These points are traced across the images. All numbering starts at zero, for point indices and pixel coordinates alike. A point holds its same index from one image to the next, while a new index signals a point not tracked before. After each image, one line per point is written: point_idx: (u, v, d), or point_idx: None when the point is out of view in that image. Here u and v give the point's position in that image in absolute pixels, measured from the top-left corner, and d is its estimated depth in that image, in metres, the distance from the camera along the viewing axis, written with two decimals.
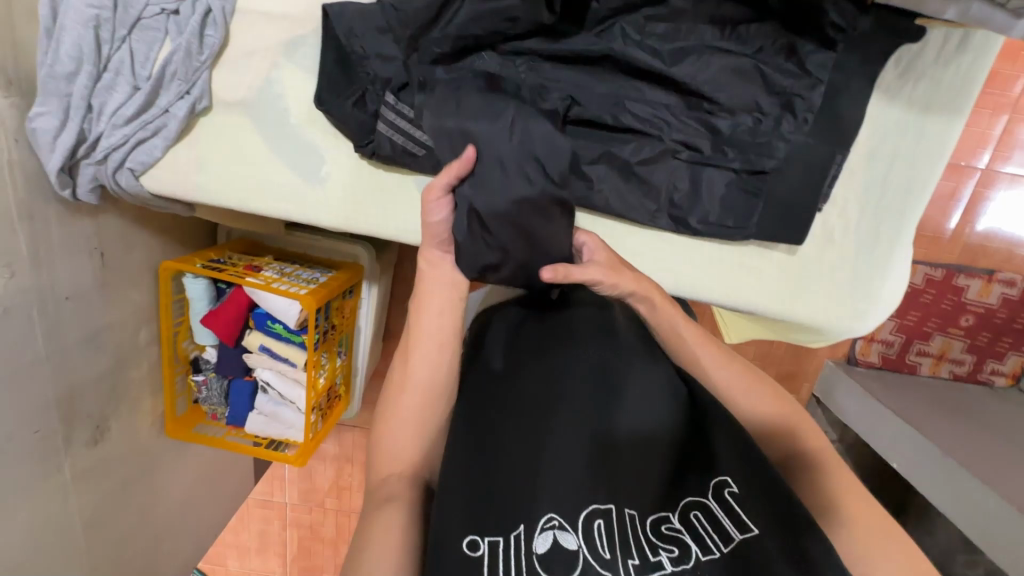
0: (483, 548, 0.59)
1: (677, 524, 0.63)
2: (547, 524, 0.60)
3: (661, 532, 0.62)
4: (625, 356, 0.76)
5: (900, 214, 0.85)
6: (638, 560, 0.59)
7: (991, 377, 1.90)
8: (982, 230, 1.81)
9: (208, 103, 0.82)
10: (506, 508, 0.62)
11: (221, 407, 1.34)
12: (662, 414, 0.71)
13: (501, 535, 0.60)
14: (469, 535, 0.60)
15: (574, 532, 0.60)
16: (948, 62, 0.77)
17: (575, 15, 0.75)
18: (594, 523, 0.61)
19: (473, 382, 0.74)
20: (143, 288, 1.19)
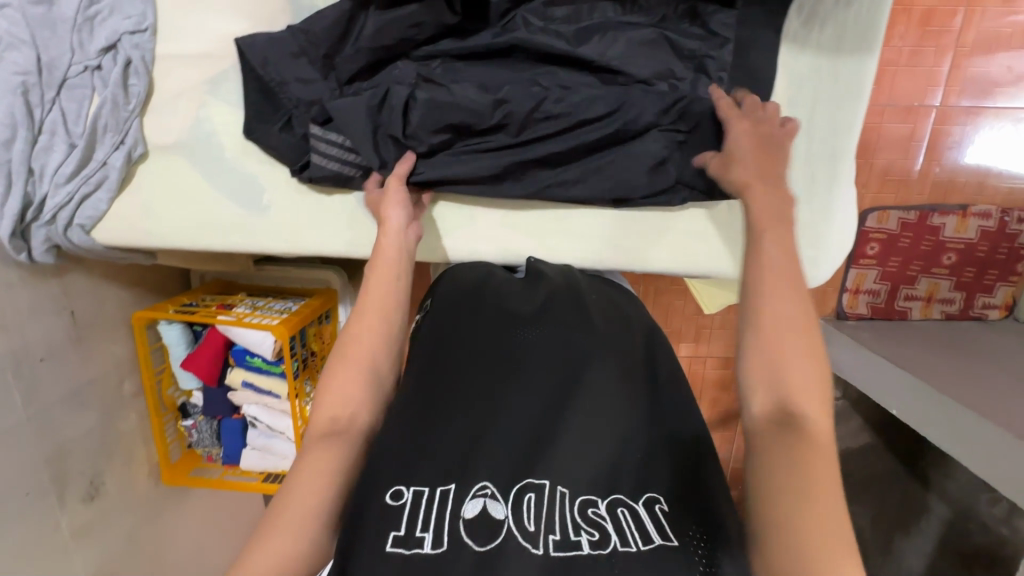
0: (406, 498, 0.62)
1: (603, 511, 0.63)
2: (479, 492, 0.62)
3: (588, 516, 0.62)
4: (591, 352, 0.80)
5: (832, 157, 0.87)
6: (559, 536, 0.59)
7: (984, 311, 1.89)
8: (949, 166, 1.78)
9: (144, 149, 0.85)
10: (439, 465, 0.65)
11: (214, 448, 1.35)
12: (617, 404, 0.74)
13: (427, 488, 0.63)
14: (396, 485, 0.63)
15: (504, 503, 0.62)
16: (850, 2, 0.78)
17: (478, 12, 0.78)
18: (526, 496, 0.63)
19: (439, 362, 0.78)
20: (120, 341, 1.21)
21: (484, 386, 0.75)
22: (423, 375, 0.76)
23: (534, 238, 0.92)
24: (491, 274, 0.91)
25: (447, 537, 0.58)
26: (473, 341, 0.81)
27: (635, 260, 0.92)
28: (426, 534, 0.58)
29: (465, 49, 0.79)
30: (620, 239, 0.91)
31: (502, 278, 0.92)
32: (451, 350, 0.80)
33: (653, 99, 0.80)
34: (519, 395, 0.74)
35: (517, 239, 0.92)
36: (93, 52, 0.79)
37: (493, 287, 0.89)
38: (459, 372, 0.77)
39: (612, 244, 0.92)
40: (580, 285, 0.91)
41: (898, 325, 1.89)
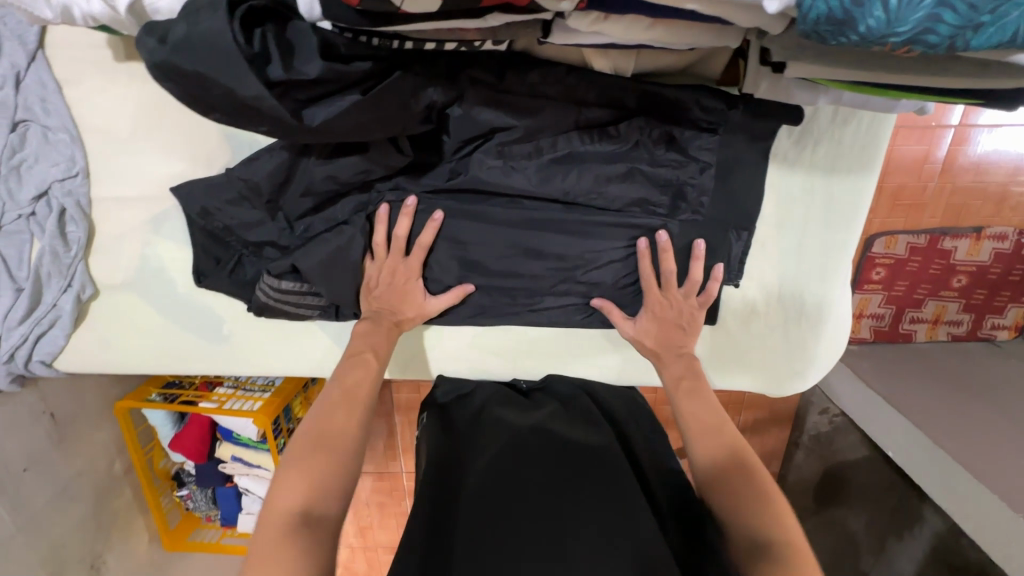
0: None
1: None
2: None
3: None
4: (600, 450, 0.76)
5: (825, 276, 0.79)
6: None
7: (992, 332, 1.79)
8: (967, 187, 1.66)
9: (93, 289, 0.81)
10: None
11: (212, 511, 1.38)
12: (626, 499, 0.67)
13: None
14: None
15: None
16: (847, 120, 0.70)
17: (431, 145, 0.70)
18: None
19: (444, 483, 0.74)
20: (107, 426, 1.22)
21: (496, 494, 0.68)
22: (427, 505, 0.70)
23: (505, 356, 0.89)
24: (487, 399, 0.88)
25: None
26: (479, 456, 0.76)
27: (610, 373, 0.91)
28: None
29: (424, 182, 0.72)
30: (594, 354, 0.89)
31: (499, 405, 0.86)
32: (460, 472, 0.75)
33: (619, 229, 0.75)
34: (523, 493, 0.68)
35: (488, 359, 0.89)
36: (24, 200, 0.74)
37: (494, 410, 0.85)
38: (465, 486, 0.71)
39: (587, 360, 0.89)
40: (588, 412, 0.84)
41: (900, 349, 1.78)
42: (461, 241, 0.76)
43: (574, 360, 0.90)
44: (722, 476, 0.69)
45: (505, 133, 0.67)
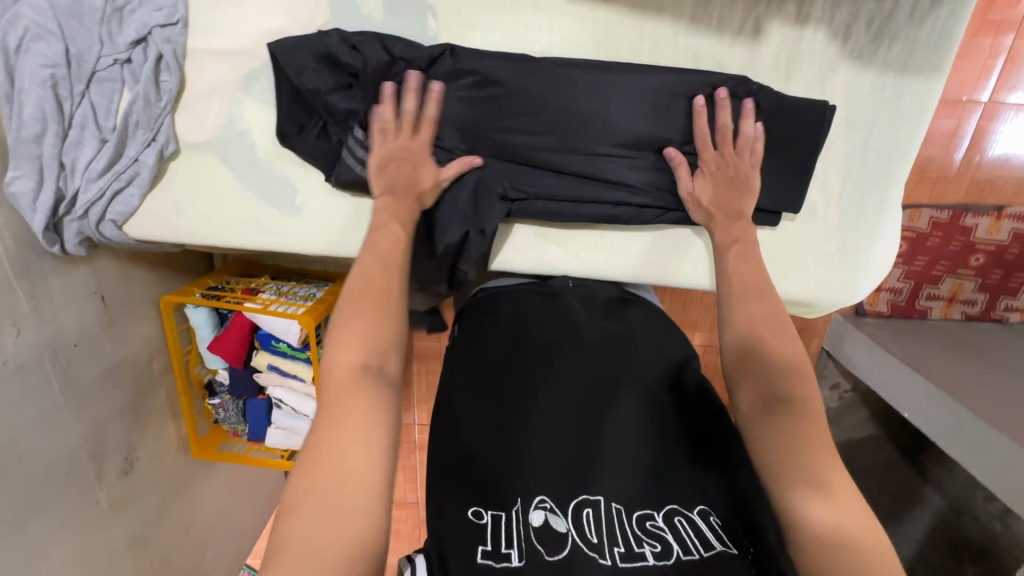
0: (486, 518, 0.62)
1: (660, 523, 0.62)
2: (540, 504, 0.63)
3: (648, 528, 0.62)
4: (618, 353, 0.80)
5: (884, 181, 0.83)
6: (625, 548, 0.59)
7: (1005, 314, 1.80)
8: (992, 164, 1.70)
9: (175, 146, 0.83)
10: (500, 488, 0.64)
11: (240, 425, 1.39)
12: (646, 414, 0.72)
13: (502, 510, 0.62)
14: (473, 506, 0.63)
15: (563, 516, 0.62)
16: (924, 20, 0.74)
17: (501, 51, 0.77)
18: (583, 512, 0.63)
19: (475, 372, 0.77)
20: (149, 322, 1.23)
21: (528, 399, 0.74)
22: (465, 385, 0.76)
23: (567, 251, 0.91)
24: (517, 295, 0.90)
25: (526, 550, 0.58)
26: (512, 356, 0.79)
27: (668, 276, 0.92)
28: (510, 550, 0.59)
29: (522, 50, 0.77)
30: (653, 254, 0.91)
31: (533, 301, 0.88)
32: (496, 363, 0.78)
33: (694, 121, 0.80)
34: (552, 405, 0.73)
35: (552, 254, 0.91)
36: (123, 44, 0.76)
37: (529, 307, 0.88)
38: (503, 383, 0.76)
39: (646, 259, 0.91)
40: (607, 315, 0.87)
41: (915, 324, 1.81)
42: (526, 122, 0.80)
43: (634, 261, 0.91)
44: (751, 365, 0.69)
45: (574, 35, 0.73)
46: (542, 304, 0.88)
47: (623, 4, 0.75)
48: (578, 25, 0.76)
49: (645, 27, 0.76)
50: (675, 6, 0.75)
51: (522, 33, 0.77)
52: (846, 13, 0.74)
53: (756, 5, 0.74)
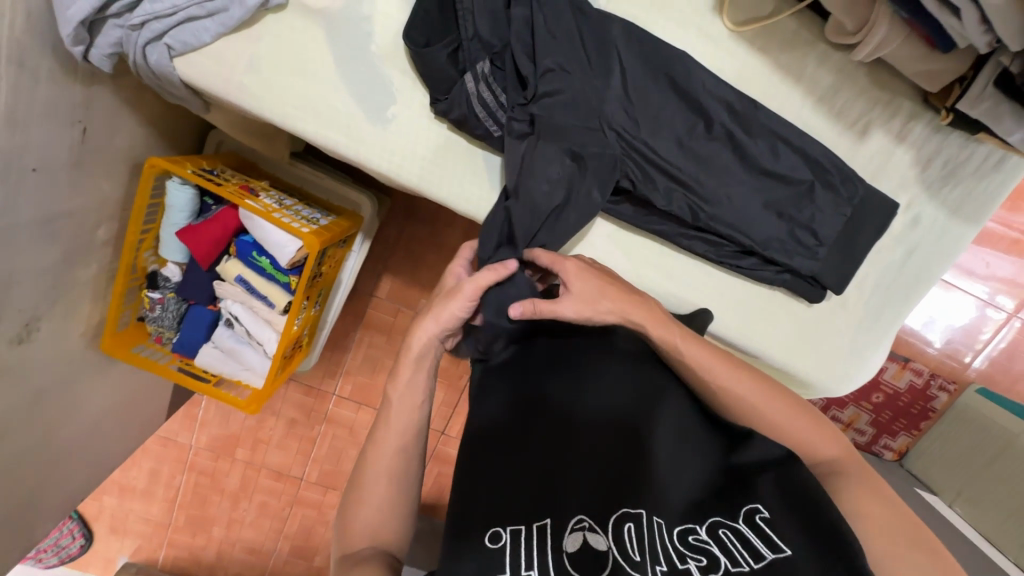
0: (505, 538, 0.59)
1: (704, 535, 0.57)
2: (577, 525, 0.58)
3: (690, 542, 0.57)
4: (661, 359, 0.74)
5: (904, 300, 0.94)
6: (667, 567, 0.54)
7: (882, 450, 2.01)
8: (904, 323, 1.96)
9: (283, 1, 0.74)
10: (534, 505, 0.62)
11: (169, 331, 1.20)
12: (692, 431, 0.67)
13: (525, 525, 0.60)
14: (491, 528, 0.61)
15: (604, 534, 0.57)
16: (982, 177, 0.87)
17: (732, 17, 0.78)
18: (625, 526, 0.57)
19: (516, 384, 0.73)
20: (114, 180, 1.03)
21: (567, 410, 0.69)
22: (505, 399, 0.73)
23: (630, 262, 0.89)
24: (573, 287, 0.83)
25: (554, 568, 0.55)
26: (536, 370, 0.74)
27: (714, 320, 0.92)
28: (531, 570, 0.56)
29: (679, 54, 0.77)
30: (709, 297, 0.91)
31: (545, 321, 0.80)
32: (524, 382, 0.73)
33: (786, 199, 0.84)
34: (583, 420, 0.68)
35: (615, 259, 0.89)
36: None
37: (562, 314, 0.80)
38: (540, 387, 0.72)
39: (699, 299, 0.91)
40: None
41: None
42: (653, 121, 0.79)
43: (689, 294, 0.91)
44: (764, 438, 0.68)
45: (783, 82, 0.81)
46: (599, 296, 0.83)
47: (772, 59, 0.80)
48: (729, 60, 0.79)
49: (781, 86, 0.81)
50: (811, 81, 0.81)
51: (678, 43, 0.78)
52: (931, 147, 0.85)
53: (871, 111, 0.83)
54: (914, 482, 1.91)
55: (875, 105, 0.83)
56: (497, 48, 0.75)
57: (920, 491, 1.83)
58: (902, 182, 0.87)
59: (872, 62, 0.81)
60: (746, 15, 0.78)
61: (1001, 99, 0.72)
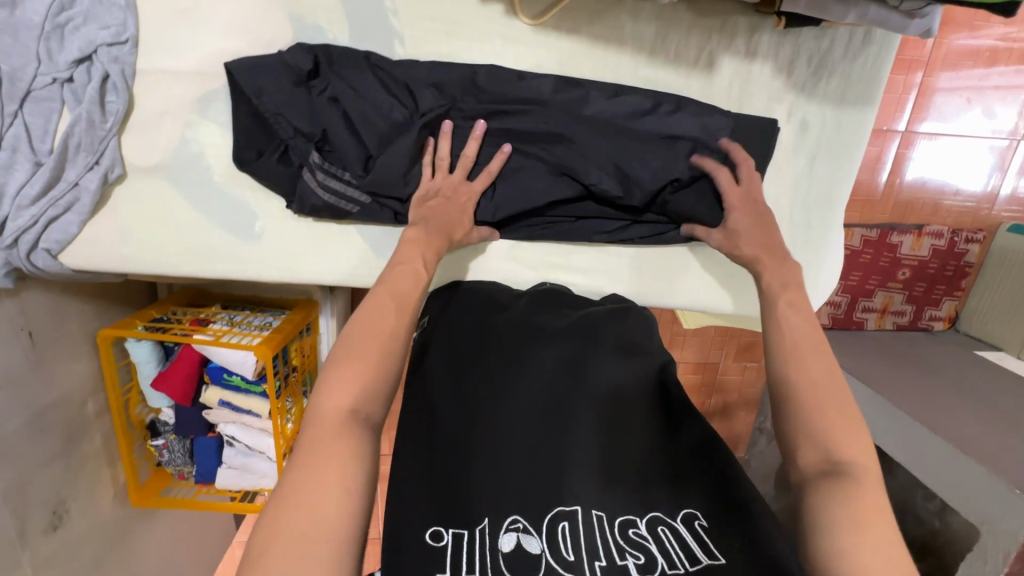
0: (447, 538, 0.57)
1: (644, 530, 0.60)
2: (512, 525, 0.59)
3: (630, 537, 0.59)
4: (598, 352, 0.79)
5: (828, 204, 0.90)
6: (605, 562, 0.56)
7: (930, 323, 1.81)
8: (913, 179, 1.69)
9: (121, 170, 0.78)
10: (470, 501, 0.61)
11: (186, 467, 1.29)
12: (631, 420, 0.72)
13: (466, 528, 0.58)
14: (434, 527, 0.58)
15: (538, 536, 0.58)
16: (856, 56, 0.81)
17: (529, 13, 0.76)
18: (560, 524, 0.60)
19: (459, 378, 0.74)
20: (82, 359, 1.13)
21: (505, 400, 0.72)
22: (447, 380, 0.74)
23: (537, 269, 0.91)
24: (495, 295, 0.87)
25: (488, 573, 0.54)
26: (469, 357, 0.76)
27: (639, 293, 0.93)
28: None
29: (493, 70, 0.77)
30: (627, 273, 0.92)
31: (461, 330, 0.80)
32: (452, 378, 0.74)
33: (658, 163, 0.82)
34: (519, 411, 0.71)
35: (524, 274, 0.91)
36: (63, 63, 0.71)
37: (492, 310, 0.84)
38: (477, 377, 0.74)
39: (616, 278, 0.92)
40: (571, 302, 0.87)
41: (856, 337, 1.76)
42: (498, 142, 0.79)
43: (603, 279, 0.92)
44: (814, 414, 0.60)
45: (609, 51, 0.79)
46: (528, 298, 0.87)
47: (587, 35, 0.78)
48: (545, 54, 0.78)
49: (607, 56, 0.79)
50: (635, 38, 0.78)
51: (488, 61, 0.78)
52: (789, 50, 0.80)
53: (710, 40, 0.79)
54: (972, 344, 1.77)
55: (711, 34, 0.79)
56: (318, 132, 0.76)
57: (978, 353, 1.71)
58: (776, 94, 0.82)
59: None
60: (540, 6, 0.76)
61: None
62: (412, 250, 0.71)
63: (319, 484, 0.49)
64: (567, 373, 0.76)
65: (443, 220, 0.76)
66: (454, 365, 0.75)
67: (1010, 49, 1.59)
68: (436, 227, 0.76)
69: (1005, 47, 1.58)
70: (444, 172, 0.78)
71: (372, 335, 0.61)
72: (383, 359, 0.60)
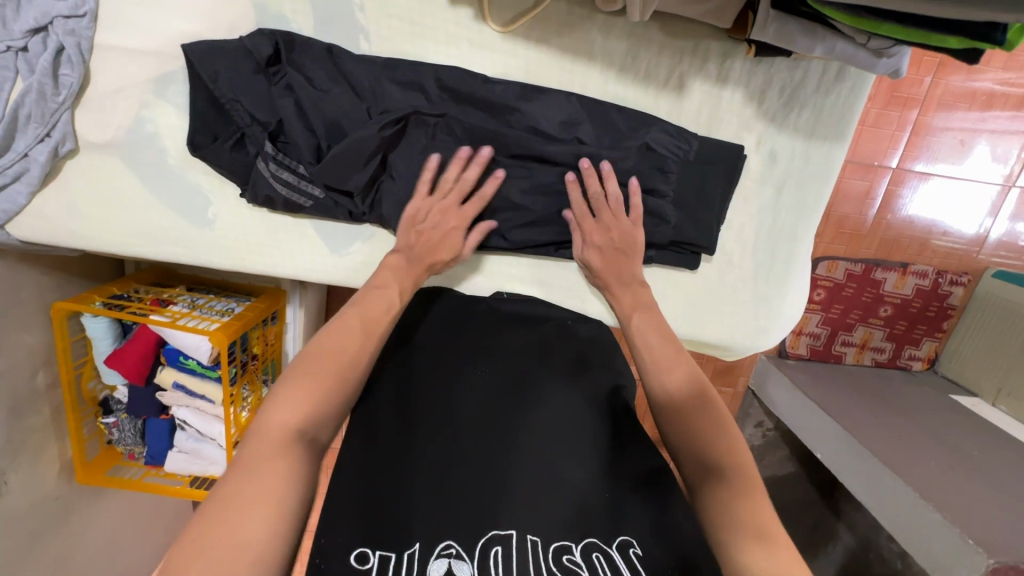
0: (373, 561, 0.53)
1: (578, 557, 0.55)
2: (443, 551, 0.55)
3: (563, 564, 0.54)
4: (549, 370, 0.76)
5: (794, 236, 0.88)
6: None
7: (909, 362, 1.79)
8: (904, 215, 1.67)
9: (73, 145, 0.77)
10: (397, 519, 0.57)
11: (137, 447, 1.27)
12: (578, 440, 0.68)
13: (393, 551, 0.54)
14: (360, 547, 0.53)
15: (469, 562, 0.54)
16: (829, 91, 0.80)
17: (498, 19, 0.75)
18: (492, 550, 0.55)
19: (397, 388, 0.71)
20: (35, 330, 1.11)
21: (443, 416, 0.68)
22: (385, 388, 0.70)
23: (492, 278, 0.89)
24: (452, 307, 0.84)
25: None
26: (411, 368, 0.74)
27: (596, 310, 0.91)
28: None
29: (457, 73, 0.76)
30: (585, 290, 0.90)
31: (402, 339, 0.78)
32: (390, 387, 0.71)
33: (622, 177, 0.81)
34: (458, 427, 0.67)
35: (479, 282, 0.89)
36: (18, 31, 0.70)
37: (444, 323, 0.81)
38: (416, 389, 0.71)
39: (573, 294, 0.90)
40: (522, 320, 0.84)
41: (833, 370, 1.74)
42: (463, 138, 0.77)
43: (560, 295, 0.91)
44: (688, 415, 0.64)
45: (576, 65, 0.78)
46: (483, 311, 0.84)
47: (555, 47, 0.77)
48: (512, 62, 0.77)
49: (575, 70, 0.78)
50: (605, 54, 0.77)
51: (454, 64, 0.77)
52: (761, 78, 0.79)
53: (680, 63, 0.78)
54: (948, 388, 1.75)
55: (681, 56, 0.78)
56: (274, 121, 0.75)
57: (954, 397, 1.69)
58: (745, 123, 0.81)
59: (660, 16, 0.75)
60: (510, 13, 0.75)
61: (784, 20, 0.65)
62: (390, 276, 0.73)
63: (254, 500, 0.48)
64: (513, 391, 0.73)
65: (428, 246, 0.77)
66: (404, 380, 0.72)
67: (1007, 94, 1.57)
68: (419, 254, 0.77)
69: (1004, 91, 1.56)
70: (439, 196, 0.77)
71: (318, 349, 0.61)
72: (337, 376, 0.59)
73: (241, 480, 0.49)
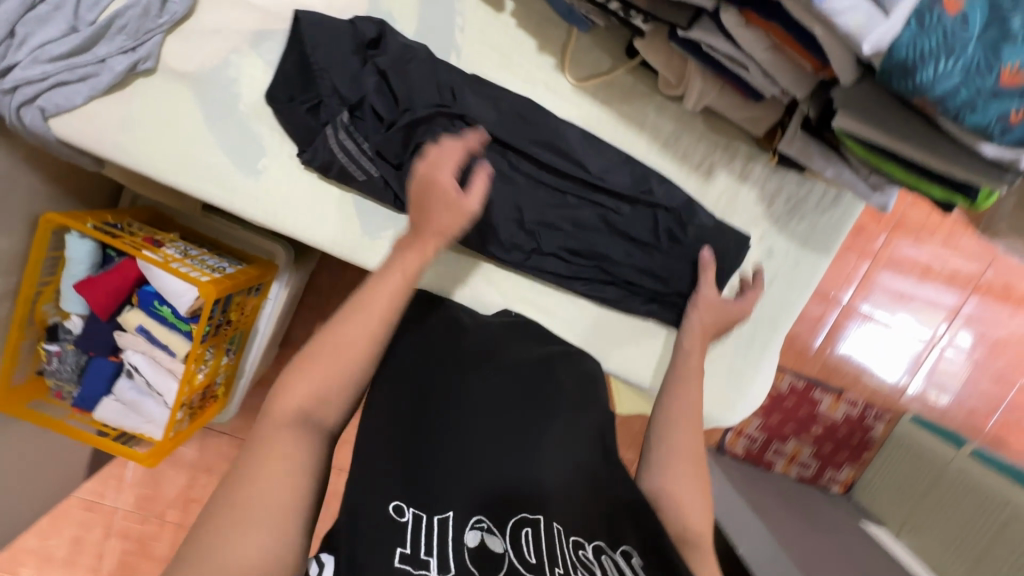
0: (409, 515, 0.56)
1: (591, 554, 0.58)
2: (477, 523, 0.57)
3: (579, 557, 0.57)
4: (555, 390, 0.80)
5: (773, 327, 0.99)
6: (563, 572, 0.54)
7: (828, 484, 1.91)
8: (841, 353, 1.86)
9: (152, 66, 0.79)
10: (426, 491, 0.60)
11: (69, 384, 1.18)
12: (578, 460, 0.71)
13: (425, 512, 0.57)
14: (396, 502, 0.57)
15: (501, 536, 0.56)
16: (824, 211, 0.95)
17: (573, 72, 0.86)
18: (522, 530, 0.58)
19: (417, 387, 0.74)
20: (12, 234, 1.05)
21: (460, 419, 0.72)
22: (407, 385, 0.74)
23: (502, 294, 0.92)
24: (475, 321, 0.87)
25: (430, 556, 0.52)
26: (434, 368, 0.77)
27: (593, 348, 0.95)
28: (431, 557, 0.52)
29: (527, 107, 0.85)
30: (586, 327, 0.94)
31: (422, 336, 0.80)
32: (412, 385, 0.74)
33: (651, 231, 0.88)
34: (473, 429, 0.71)
35: (490, 296, 0.92)
36: None
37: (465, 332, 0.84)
38: (436, 391, 0.74)
39: (573, 329, 0.94)
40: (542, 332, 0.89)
41: (763, 475, 1.84)
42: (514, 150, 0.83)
43: (562, 327, 0.94)
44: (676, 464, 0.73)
45: (627, 129, 0.89)
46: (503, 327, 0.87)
47: (614, 110, 0.88)
48: (575, 111, 0.87)
49: (627, 134, 0.89)
50: (654, 127, 0.89)
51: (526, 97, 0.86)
52: (774, 185, 0.93)
53: (714, 154, 0.91)
54: (859, 514, 1.85)
55: (715, 149, 0.90)
56: (354, 97, 0.80)
57: (863, 522, 1.79)
58: (757, 220, 0.94)
59: (709, 112, 0.89)
60: (583, 72, 0.86)
61: (809, 141, 0.79)
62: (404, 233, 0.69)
63: (264, 471, 0.50)
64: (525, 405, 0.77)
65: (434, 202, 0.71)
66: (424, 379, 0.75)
67: (941, 267, 1.83)
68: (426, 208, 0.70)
69: (939, 265, 1.83)
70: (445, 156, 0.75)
71: (342, 326, 0.61)
72: (348, 346, 0.60)
73: (257, 456, 0.52)
